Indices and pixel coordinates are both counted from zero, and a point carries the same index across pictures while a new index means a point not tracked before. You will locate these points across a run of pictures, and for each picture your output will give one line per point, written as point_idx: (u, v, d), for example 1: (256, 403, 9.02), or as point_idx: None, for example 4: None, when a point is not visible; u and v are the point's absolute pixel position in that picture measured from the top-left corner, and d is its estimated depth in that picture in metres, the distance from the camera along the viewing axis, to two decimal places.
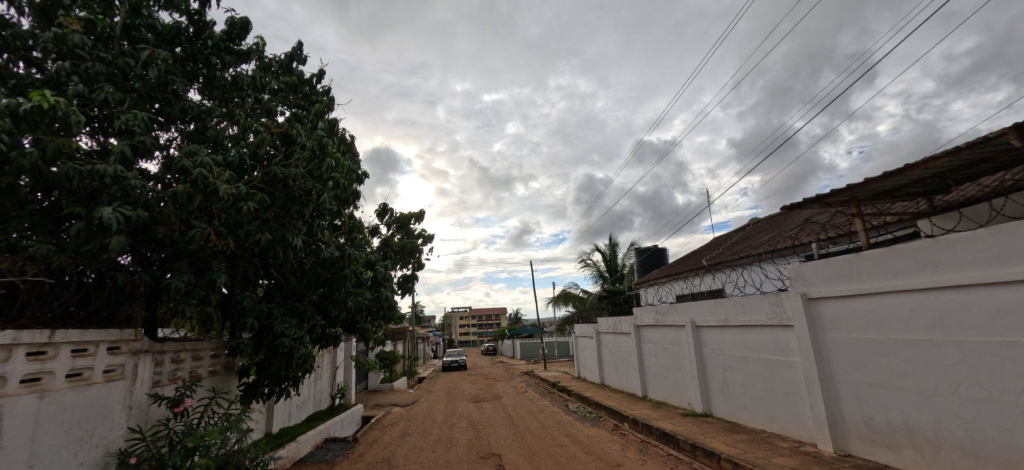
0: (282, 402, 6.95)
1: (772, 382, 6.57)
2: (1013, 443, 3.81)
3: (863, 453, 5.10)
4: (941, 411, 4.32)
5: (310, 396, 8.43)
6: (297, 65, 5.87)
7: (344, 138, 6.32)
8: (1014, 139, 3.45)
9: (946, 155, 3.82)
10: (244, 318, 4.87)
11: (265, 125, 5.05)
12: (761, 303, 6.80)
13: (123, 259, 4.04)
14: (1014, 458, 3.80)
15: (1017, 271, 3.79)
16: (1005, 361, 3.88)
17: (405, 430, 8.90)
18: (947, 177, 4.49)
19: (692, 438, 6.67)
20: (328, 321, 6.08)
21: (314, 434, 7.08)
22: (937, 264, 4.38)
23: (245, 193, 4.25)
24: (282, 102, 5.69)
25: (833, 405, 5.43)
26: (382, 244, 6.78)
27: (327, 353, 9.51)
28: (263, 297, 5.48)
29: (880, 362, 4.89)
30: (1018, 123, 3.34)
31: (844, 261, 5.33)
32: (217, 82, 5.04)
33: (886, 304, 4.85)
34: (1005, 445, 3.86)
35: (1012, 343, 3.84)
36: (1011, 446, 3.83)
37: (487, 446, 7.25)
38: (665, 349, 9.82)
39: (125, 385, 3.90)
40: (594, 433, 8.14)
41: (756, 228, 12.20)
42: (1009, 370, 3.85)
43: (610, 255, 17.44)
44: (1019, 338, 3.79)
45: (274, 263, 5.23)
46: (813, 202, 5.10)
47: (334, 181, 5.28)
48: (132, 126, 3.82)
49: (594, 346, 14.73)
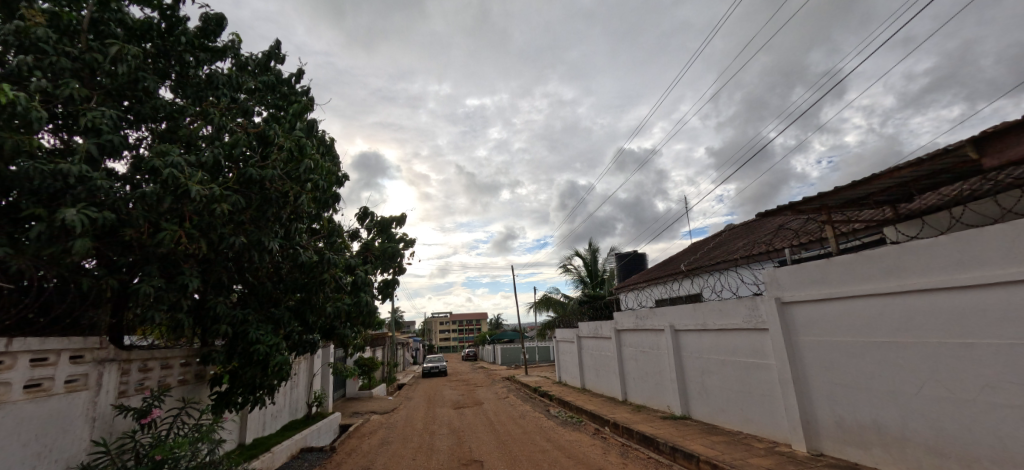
0: (256, 412, 6.74)
1: (747, 385, 6.69)
2: (976, 440, 3.95)
3: (834, 452, 5.23)
4: (907, 409, 4.47)
5: (285, 404, 8.18)
6: (275, 64, 5.77)
7: (323, 139, 6.19)
8: (971, 151, 3.63)
9: (910, 165, 3.98)
10: (217, 325, 4.71)
11: (241, 125, 4.89)
12: (738, 307, 6.91)
13: (87, 264, 3.84)
14: (974, 453, 3.95)
15: (977, 275, 3.95)
16: (963, 360, 4.05)
17: (385, 438, 8.73)
18: (912, 186, 4.67)
19: (672, 440, 6.72)
20: (305, 327, 5.91)
21: (290, 443, 6.87)
22: (901, 269, 4.54)
23: (219, 195, 4.10)
24: (259, 101, 5.55)
25: (807, 405, 5.55)
26: (362, 249, 6.66)
27: (303, 360, 9.26)
28: (237, 302, 5.30)
29: (850, 364, 5.02)
30: (976, 135, 3.54)
31: (814, 266, 5.47)
32: (191, 80, 4.90)
33: (855, 308, 5.00)
34: (967, 441, 4.01)
35: (969, 344, 4.02)
36: (971, 441, 3.98)
37: (468, 453, 7.16)
38: (645, 353, 9.89)
39: (88, 396, 3.70)
40: (575, 437, 8.12)
41: (732, 234, 12.52)
42: (968, 370, 4.01)
43: (591, 260, 17.50)
44: (976, 340, 3.97)
45: (248, 267, 5.09)
46: (787, 209, 5.23)
47: (313, 183, 5.17)
48: (99, 124, 3.66)
49: (575, 351, 14.78)
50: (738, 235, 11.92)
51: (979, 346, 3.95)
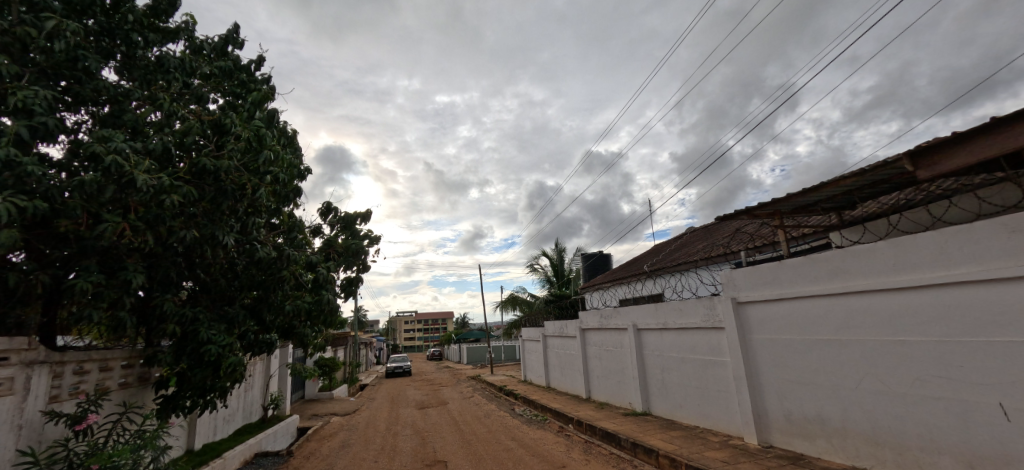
0: (206, 415, 6.39)
1: (705, 381, 6.91)
2: (906, 430, 4.21)
3: (783, 444, 5.47)
4: (847, 403, 4.72)
5: (239, 407, 7.79)
6: (233, 50, 5.46)
7: (285, 131, 5.92)
8: (908, 165, 3.87)
9: (854, 175, 4.20)
10: (164, 324, 4.41)
11: (195, 112, 4.60)
12: (697, 306, 7.12)
13: (14, 257, 3.50)
14: (906, 442, 4.21)
15: (910, 278, 4.21)
16: (897, 357, 4.30)
17: (345, 441, 8.47)
18: (856, 194, 4.93)
19: (633, 436, 6.85)
20: (261, 326, 5.64)
21: (243, 448, 6.54)
22: (845, 271, 4.79)
23: (168, 186, 3.82)
24: (216, 88, 5.17)
25: (758, 400, 5.78)
26: (325, 245, 6.42)
27: (259, 360, 8.86)
28: (186, 300, 4.99)
29: (798, 360, 5.26)
30: (911, 149, 3.80)
31: (767, 268, 5.70)
32: (138, 62, 4.55)
33: (804, 307, 5.23)
34: (899, 431, 4.27)
35: (902, 341, 4.27)
36: (903, 431, 4.24)
37: (432, 454, 7.04)
38: (609, 351, 10.04)
39: (14, 401, 3.38)
40: (540, 435, 8.15)
41: (692, 236, 12.92)
42: (901, 365, 4.26)
43: (558, 259, 17.65)
44: (909, 337, 4.22)
45: (200, 263, 4.79)
46: (744, 214, 5.43)
47: (273, 175, 4.92)
48: (31, 105, 3.34)
49: (540, 350, 14.86)
50: (698, 237, 12.31)
51: (911, 343, 4.20)
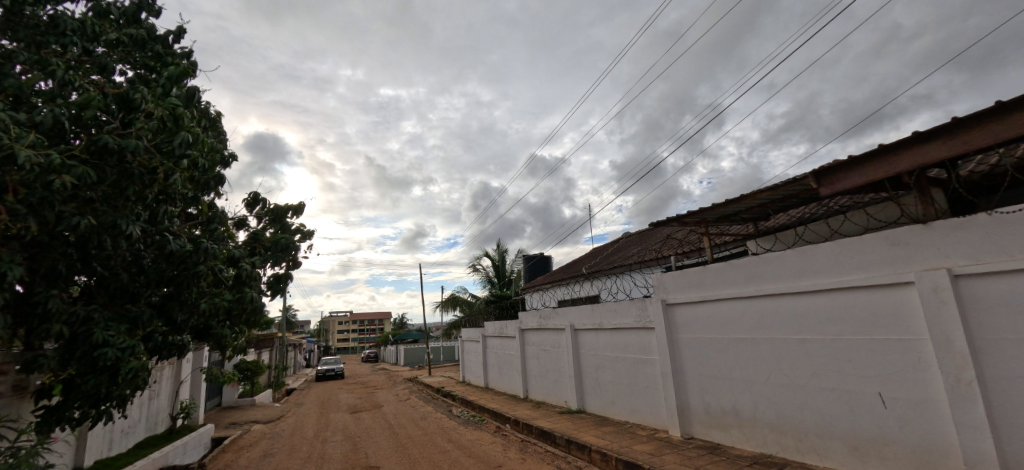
0: (100, 426, 5.65)
1: (635, 379, 7.17)
2: (805, 419, 4.60)
3: (702, 435, 5.80)
4: (758, 395, 5.08)
5: (141, 417, 6.98)
6: (147, 17, 4.88)
7: (207, 112, 5.38)
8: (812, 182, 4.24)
9: (769, 189, 4.52)
10: (48, 323, 3.82)
11: (97, 84, 4.06)
12: (630, 307, 7.36)
13: None
14: (804, 429, 4.60)
15: (811, 282, 4.59)
16: (799, 353, 4.68)
17: (267, 450, 7.87)
18: (771, 207, 5.33)
19: (568, 433, 6.95)
20: (171, 326, 5.08)
21: (145, 461, 5.86)
22: (759, 275, 5.15)
23: (59, 165, 3.31)
24: (124, 59, 4.62)
25: (682, 395, 6.08)
26: (250, 239, 5.92)
27: (168, 365, 8.01)
28: (78, 296, 4.37)
29: (718, 357, 5.59)
30: (815, 169, 4.16)
31: (693, 271, 6.01)
32: (26, 21, 3.93)
33: (723, 308, 5.57)
34: (799, 420, 4.65)
35: (804, 339, 4.65)
36: (802, 420, 4.62)
37: (364, 460, 6.72)
38: (547, 352, 10.16)
39: None
40: (476, 436, 8.06)
41: (628, 240, 13.45)
42: (803, 361, 4.65)
43: (500, 260, 17.65)
44: (809, 335, 4.60)
45: (97, 254, 4.22)
46: (674, 221, 5.68)
47: (190, 159, 4.42)
48: None
49: (480, 351, 14.77)
50: (633, 242, 12.83)
51: (811, 341, 4.59)
